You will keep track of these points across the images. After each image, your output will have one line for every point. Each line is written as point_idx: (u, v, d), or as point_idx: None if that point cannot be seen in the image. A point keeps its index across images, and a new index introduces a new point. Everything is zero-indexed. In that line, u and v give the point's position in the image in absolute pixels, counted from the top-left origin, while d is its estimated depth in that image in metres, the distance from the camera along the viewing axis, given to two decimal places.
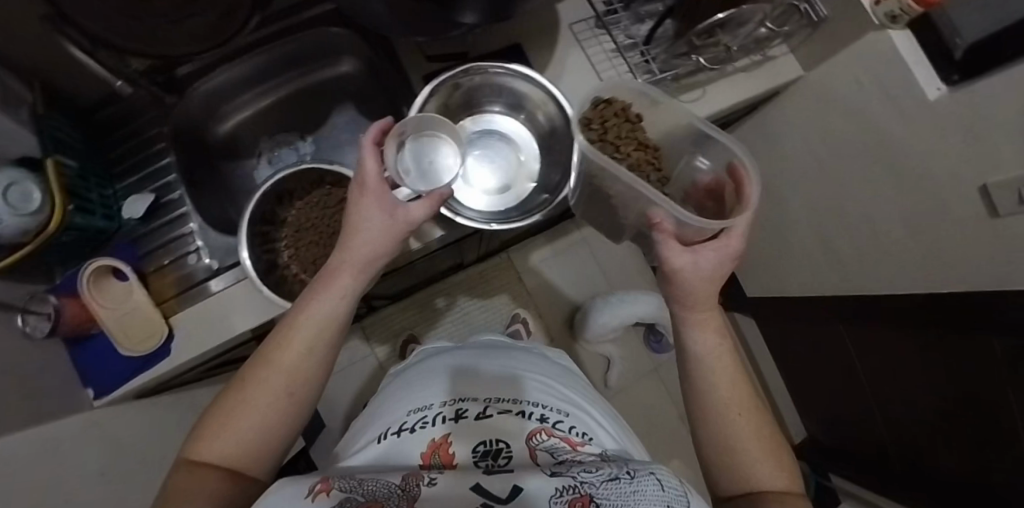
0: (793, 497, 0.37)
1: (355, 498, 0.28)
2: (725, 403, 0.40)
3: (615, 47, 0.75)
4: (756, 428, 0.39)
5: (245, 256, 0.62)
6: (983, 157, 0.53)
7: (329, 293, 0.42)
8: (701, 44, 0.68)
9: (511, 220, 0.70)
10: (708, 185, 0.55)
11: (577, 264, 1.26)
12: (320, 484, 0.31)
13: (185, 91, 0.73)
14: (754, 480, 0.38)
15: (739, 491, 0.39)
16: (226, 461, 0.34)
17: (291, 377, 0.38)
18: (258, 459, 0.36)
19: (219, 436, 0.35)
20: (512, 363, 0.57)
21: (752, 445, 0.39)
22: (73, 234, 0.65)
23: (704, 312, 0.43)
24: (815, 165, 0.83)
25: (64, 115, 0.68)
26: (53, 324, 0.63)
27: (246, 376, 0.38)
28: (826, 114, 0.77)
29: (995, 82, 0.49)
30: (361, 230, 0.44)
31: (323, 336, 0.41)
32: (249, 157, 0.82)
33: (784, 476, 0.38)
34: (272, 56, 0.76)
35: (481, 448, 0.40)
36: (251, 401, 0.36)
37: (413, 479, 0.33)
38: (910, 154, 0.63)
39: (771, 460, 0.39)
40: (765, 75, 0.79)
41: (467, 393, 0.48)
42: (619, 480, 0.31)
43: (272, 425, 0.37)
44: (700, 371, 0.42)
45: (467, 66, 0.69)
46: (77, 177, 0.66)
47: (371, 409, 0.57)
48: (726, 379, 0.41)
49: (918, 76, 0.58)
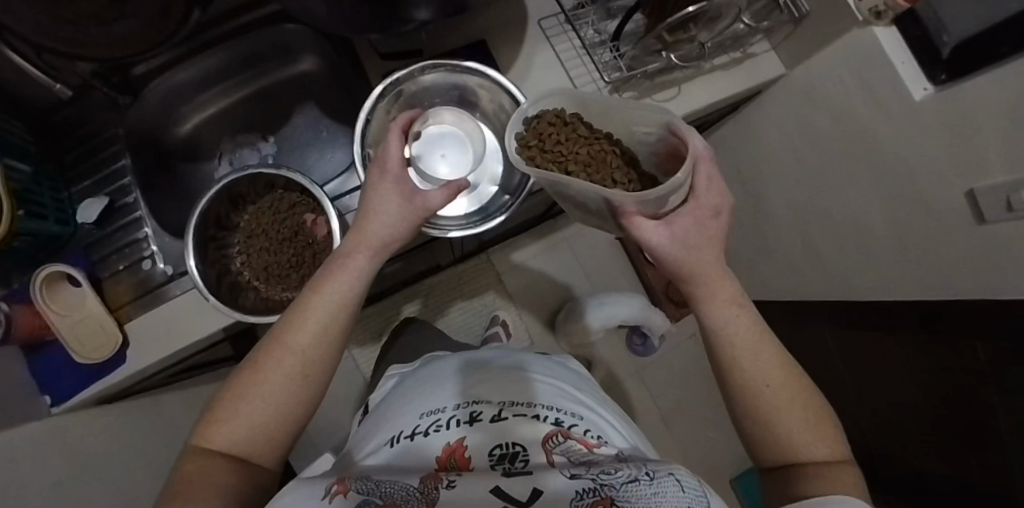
0: (843, 466, 0.33)
1: (371, 502, 0.30)
2: (753, 376, 0.36)
3: (583, 45, 0.73)
4: (792, 396, 0.36)
5: (191, 265, 0.59)
6: (974, 159, 0.63)
7: (341, 277, 0.46)
8: (673, 41, 0.66)
9: (471, 226, 0.67)
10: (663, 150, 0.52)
11: (559, 264, 1.32)
12: (337, 484, 0.34)
13: (140, 91, 0.72)
14: (801, 453, 0.35)
15: (786, 465, 0.35)
16: (236, 442, 0.38)
17: (298, 364, 0.42)
18: (264, 446, 0.40)
19: (227, 421, 0.39)
20: (525, 363, 0.55)
21: (790, 415, 0.35)
22: (25, 240, 0.64)
23: (720, 280, 0.39)
24: (811, 152, 0.89)
25: (14, 117, 0.67)
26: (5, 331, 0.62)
27: (260, 358, 0.42)
28: (805, 110, 0.87)
29: (998, 74, 0.56)
30: (379, 218, 0.49)
31: (335, 324, 0.44)
32: (209, 160, 0.81)
33: (831, 443, 0.35)
34: (231, 56, 0.75)
35: (498, 452, 0.39)
36: (262, 386, 0.40)
37: (432, 482, 0.34)
38: (927, 147, 0.69)
39: (815, 426, 0.35)
40: (744, 73, 0.82)
41: (480, 395, 0.47)
42: (640, 481, 0.32)
43: (279, 410, 0.40)
44: (726, 346, 0.37)
45: (416, 66, 0.66)
46: (30, 182, 0.65)
47: (374, 414, 0.55)
48: (753, 349, 0.37)
49: (907, 75, 0.68)
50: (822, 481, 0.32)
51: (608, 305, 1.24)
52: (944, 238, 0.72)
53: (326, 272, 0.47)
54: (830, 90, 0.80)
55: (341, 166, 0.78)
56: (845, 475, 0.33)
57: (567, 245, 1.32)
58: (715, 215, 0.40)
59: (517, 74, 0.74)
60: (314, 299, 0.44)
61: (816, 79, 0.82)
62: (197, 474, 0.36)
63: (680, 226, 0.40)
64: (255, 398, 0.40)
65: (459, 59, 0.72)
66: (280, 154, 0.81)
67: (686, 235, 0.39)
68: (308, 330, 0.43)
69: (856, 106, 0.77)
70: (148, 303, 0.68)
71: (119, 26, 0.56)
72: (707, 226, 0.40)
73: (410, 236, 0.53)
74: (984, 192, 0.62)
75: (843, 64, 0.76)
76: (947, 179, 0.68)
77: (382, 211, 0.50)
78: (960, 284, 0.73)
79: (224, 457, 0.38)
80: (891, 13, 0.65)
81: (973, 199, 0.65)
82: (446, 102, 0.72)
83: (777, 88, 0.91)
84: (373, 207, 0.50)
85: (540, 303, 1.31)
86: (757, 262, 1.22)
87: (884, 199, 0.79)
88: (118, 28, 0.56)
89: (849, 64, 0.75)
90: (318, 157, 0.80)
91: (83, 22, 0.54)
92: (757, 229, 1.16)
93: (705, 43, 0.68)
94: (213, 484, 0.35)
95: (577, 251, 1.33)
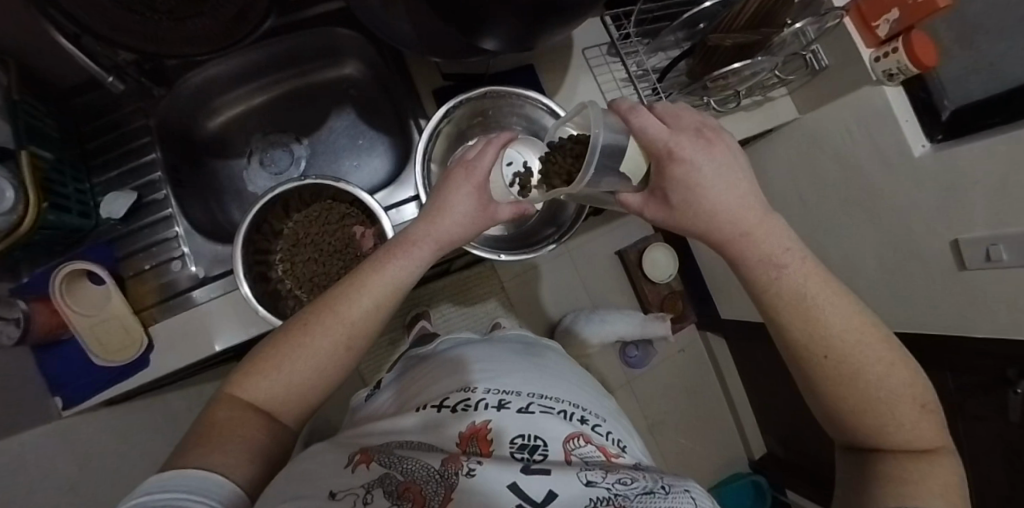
0: (931, 456, 0.35)
1: (392, 479, 0.31)
2: (822, 350, 0.37)
3: (627, 77, 0.77)
4: (872, 375, 0.36)
5: (247, 291, 0.59)
6: (959, 217, 0.72)
7: (401, 259, 0.45)
8: (712, 87, 0.72)
9: (518, 251, 0.72)
10: (669, 114, 0.42)
11: (560, 276, 1.38)
12: (360, 455, 0.36)
13: (175, 82, 0.69)
14: (889, 435, 0.36)
15: (872, 446, 0.37)
16: (259, 401, 0.38)
17: (343, 336, 0.40)
18: (291, 406, 0.39)
19: (261, 380, 0.38)
20: (546, 362, 0.55)
21: (864, 394, 0.36)
22: (47, 233, 0.60)
23: (766, 246, 0.38)
24: (810, 190, 0.98)
25: (40, 101, 0.63)
26: (22, 331, 0.59)
27: (310, 320, 0.41)
28: (809, 151, 0.95)
29: (992, 144, 0.65)
30: (451, 212, 0.49)
31: (385, 304, 0.43)
32: (238, 157, 0.79)
33: (930, 437, 0.36)
34: (271, 54, 0.73)
35: (519, 441, 0.38)
36: (307, 348, 0.39)
37: (454, 465, 0.33)
38: (918, 199, 0.77)
39: (915, 420, 0.36)
40: (759, 115, 0.90)
41: (513, 382, 0.47)
42: (654, 495, 0.33)
43: (315, 376, 0.40)
44: (809, 322, 0.37)
45: (486, 89, 0.69)
46: (53, 171, 0.61)
47: (405, 380, 0.57)
48: (842, 324, 0.37)
49: (909, 135, 0.76)
50: (891, 480, 0.34)
51: (607, 323, 1.31)
52: (927, 280, 0.80)
53: (387, 250, 0.46)
54: (836, 137, 0.88)
55: (380, 175, 0.78)
56: (933, 463, 0.35)
57: (569, 257, 1.39)
58: (670, 157, 0.39)
59: (561, 100, 0.77)
60: (374, 278, 0.43)
61: (824, 127, 0.89)
62: (230, 423, 0.35)
63: (655, 195, 0.43)
64: (298, 358, 0.39)
65: (510, 82, 0.74)
66: (315, 159, 0.81)
67: (664, 197, 0.42)
68: (361, 306, 0.42)
69: (857, 153, 0.85)
70: (176, 307, 0.66)
71: (188, 22, 0.59)
72: (676, 177, 0.39)
73: (471, 238, 0.52)
74: (968, 245, 0.71)
75: (852, 117, 0.83)
76: (936, 228, 0.76)
77: (451, 207, 0.49)
78: (936, 321, 0.82)
79: (256, 409, 0.37)
80: (902, 76, 0.73)
81: (957, 248, 0.73)
82: (510, 127, 0.74)
83: (785, 129, 0.98)
84: (446, 199, 0.49)
85: (541, 312, 1.35)
86: None
87: (874, 240, 0.88)
88: (186, 25, 0.59)
89: (857, 117, 0.83)
90: (355, 164, 0.80)
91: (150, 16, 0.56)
92: None
93: (739, 90, 0.74)
94: (240, 442, 0.34)
95: (578, 264, 1.40)
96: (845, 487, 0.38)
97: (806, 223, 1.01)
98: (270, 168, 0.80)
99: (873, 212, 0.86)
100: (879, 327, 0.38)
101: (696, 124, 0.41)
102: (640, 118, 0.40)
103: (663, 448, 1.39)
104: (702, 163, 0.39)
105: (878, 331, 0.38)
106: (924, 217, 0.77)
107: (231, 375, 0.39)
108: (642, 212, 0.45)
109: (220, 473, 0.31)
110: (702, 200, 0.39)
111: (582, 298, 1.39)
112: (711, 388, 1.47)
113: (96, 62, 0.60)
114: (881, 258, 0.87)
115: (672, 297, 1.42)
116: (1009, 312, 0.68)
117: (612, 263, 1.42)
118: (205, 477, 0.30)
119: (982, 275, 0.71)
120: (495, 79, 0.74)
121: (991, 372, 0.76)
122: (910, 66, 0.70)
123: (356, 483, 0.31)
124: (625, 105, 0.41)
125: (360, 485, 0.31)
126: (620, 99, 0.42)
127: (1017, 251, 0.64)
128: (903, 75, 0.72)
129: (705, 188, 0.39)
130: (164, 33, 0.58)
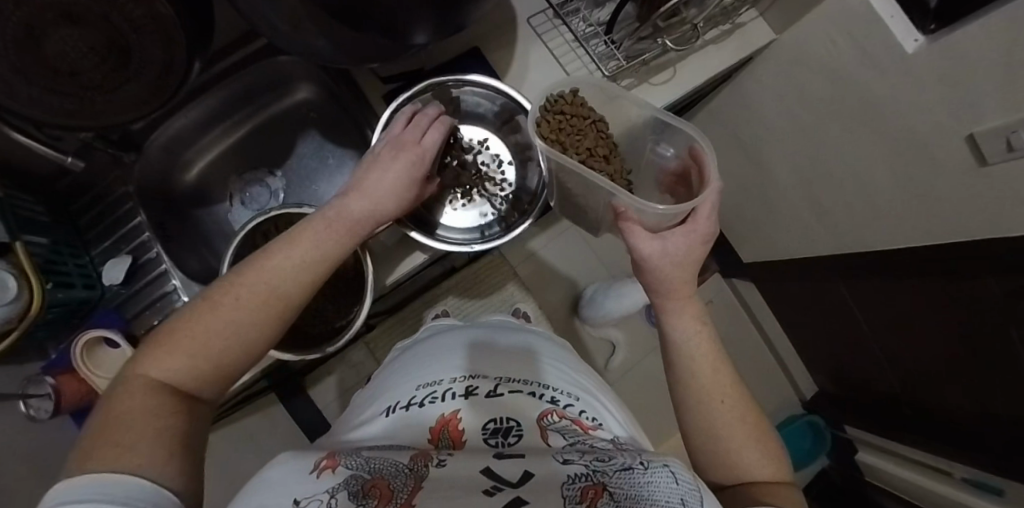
0: (783, 486, 0.38)
1: (359, 478, 0.33)
2: (705, 379, 0.42)
3: (576, 37, 0.74)
4: (738, 412, 0.41)
5: None
6: (970, 111, 0.64)
7: (320, 226, 0.45)
8: (666, 25, 0.69)
9: (494, 237, 0.72)
10: (676, 172, 0.59)
11: (570, 249, 1.37)
12: (325, 461, 0.37)
13: (144, 146, 0.73)
14: (745, 470, 0.39)
15: (739, 481, 0.39)
16: (176, 379, 0.33)
17: (260, 294, 0.38)
18: (211, 378, 0.36)
19: (172, 353, 0.34)
20: (513, 341, 0.57)
21: (739, 432, 0.40)
22: (57, 310, 0.65)
23: (686, 311, 0.45)
24: (804, 111, 0.92)
25: (25, 192, 0.67)
26: (56, 404, 0.65)
27: (229, 289, 0.38)
28: (795, 71, 0.88)
29: (990, 20, 0.57)
30: (374, 186, 0.50)
31: (314, 271, 0.42)
32: (221, 202, 0.82)
33: (774, 470, 0.39)
34: (225, 95, 0.75)
35: (492, 426, 0.42)
36: (230, 316, 0.36)
37: (422, 459, 0.36)
38: (918, 98, 0.71)
39: (765, 454, 0.40)
40: (733, 45, 0.84)
41: (481, 369, 0.49)
42: (632, 471, 0.35)
43: (237, 346, 0.36)
44: (692, 361, 0.43)
45: (421, 85, 0.69)
46: (51, 253, 0.65)
47: (374, 385, 0.57)
48: (723, 376, 0.43)
49: (898, 31, 0.68)
50: (765, 494, 0.36)
51: (625, 296, 1.22)
52: (946, 183, 0.74)
53: (310, 222, 0.45)
54: (820, 51, 0.81)
55: None
56: (785, 491, 0.37)
57: (574, 229, 1.38)
58: (702, 241, 0.47)
59: (514, 78, 0.75)
60: (285, 243, 0.42)
61: (805, 42, 0.82)
62: (151, 406, 0.31)
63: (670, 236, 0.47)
64: (213, 325, 0.36)
65: (458, 71, 0.73)
66: (291, 187, 0.82)
67: (664, 249, 0.46)
68: (268, 266, 0.40)
69: (846, 61, 0.78)
70: None
71: (121, 91, 0.62)
72: (695, 249, 0.47)
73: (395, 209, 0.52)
74: (984, 139, 0.64)
75: (832, 26, 0.77)
76: (945, 125, 0.69)
77: (376, 182, 0.50)
78: (964, 226, 0.75)
79: (172, 387, 0.33)
80: None
81: (974, 143, 0.66)
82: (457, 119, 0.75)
83: (765, 54, 0.92)
84: (367, 177, 0.51)
85: (558, 290, 1.36)
86: (761, 224, 1.25)
87: (884, 153, 0.81)
88: (120, 94, 0.62)
89: (836, 23, 0.76)
90: (328, 184, 0.81)
91: (84, 93, 0.60)
92: (765, 195, 1.17)
93: (697, 23, 0.70)
94: None
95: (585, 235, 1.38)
96: None
97: (809, 147, 0.95)
98: (252, 206, 0.81)
99: (875, 122, 0.79)
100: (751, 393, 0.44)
101: (706, 230, 0.47)
102: (702, 208, 0.46)
103: None
104: (703, 250, 0.47)
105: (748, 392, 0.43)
106: (930, 115, 0.70)
107: (138, 353, 0.34)
108: (632, 240, 0.48)
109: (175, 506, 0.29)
110: (687, 260, 0.46)
111: (596, 270, 1.38)
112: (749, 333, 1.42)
113: (54, 146, 0.67)
114: (894, 169, 0.81)
115: None
116: None
117: None
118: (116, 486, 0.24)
119: (1005, 167, 0.64)
120: (442, 71, 0.72)
121: None
122: None
123: (320, 490, 0.33)
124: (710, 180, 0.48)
125: (324, 491, 0.32)
126: (715, 161, 0.49)
127: None
128: None
129: (695, 256, 0.47)
130: (101, 106, 0.62)
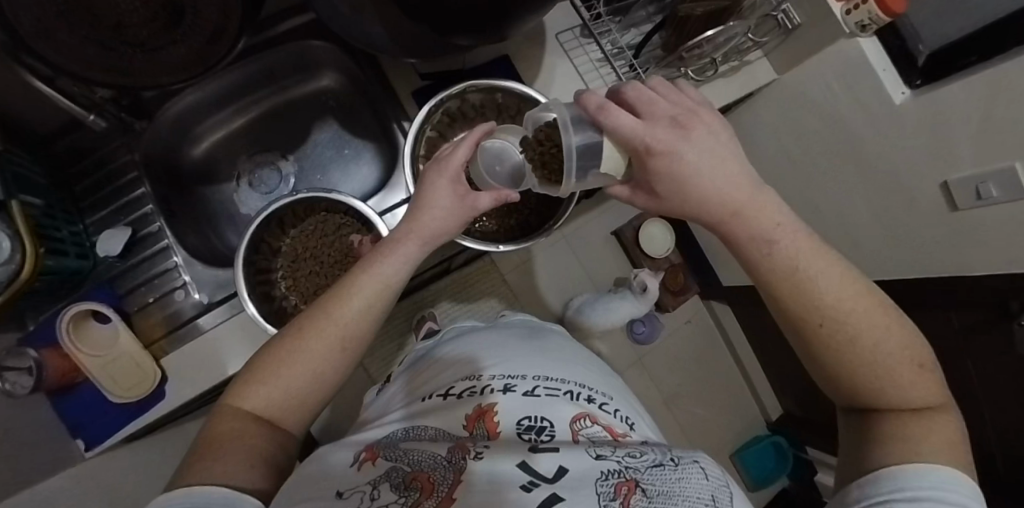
0: (926, 412, 0.34)
1: (399, 469, 0.33)
2: (813, 307, 0.36)
3: (603, 56, 0.77)
4: (862, 324, 0.35)
5: (254, 311, 0.61)
6: (945, 162, 0.72)
7: (390, 257, 0.42)
8: (688, 57, 0.73)
9: (517, 241, 0.74)
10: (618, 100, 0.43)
11: (561, 262, 1.40)
12: (365, 453, 0.37)
13: (154, 114, 0.69)
14: (878, 395, 0.35)
15: (871, 407, 0.36)
16: (267, 408, 0.35)
17: (335, 339, 0.38)
18: (295, 410, 0.37)
19: (262, 387, 0.36)
20: (546, 345, 0.56)
21: (862, 354, 0.35)
22: (47, 278, 0.60)
23: (761, 220, 0.37)
24: (796, 147, 0.99)
25: (22, 150, 0.63)
26: (37, 380, 0.60)
27: (303, 325, 0.38)
28: (792, 109, 0.95)
29: (971, 80, 0.64)
30: (431, 207, 0.45)
31: (379, 306, 0.40)
32: (226, 181, 0.79)
33: (921, 389, 0.35)
34: (249, 74, 0.74)
35: (526, 423, 0.41)
36: (307, 351, 0.37)
37: (460, 451, 0.36)
38: (897, 144, 0.79)
39: (910, 371, 0.35)
40: (740, 80, 0.90)
41: (517, 367, 0.48)
42: (664, 467, 0.36)
43: (313, 380, 0.37)
44: (805, 274, 0.36)
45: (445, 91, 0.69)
46: (45, 215, 0.62)
47: (403, 379, 0.58)
48: (839, 284, 0.36)
49: (888, 83, 0.76)
50: (903, 428, 0.33)
51: (612, 309, 1.25)
52: (919, 224, 0.81)
53: (376, 250, 0.43)
54: (818, 94, 0.88)
55: (369, 183, 0.79)
56: (928, 421, 0.33)
57: (567, 243, 1.40)
58: (645, 148, 0.37)
59: (540, 88, 0.77)
60: (354, 277, 0.41)
61: (804, 84, 0.89)
62: (235, 442, 0.33)
63: (644, 187, 0.42)
64: (293, 364, 0.36)
65: (486, 75, 0.75)
66: (303, 173, 0.81)
67: (649, 188, 0.41)
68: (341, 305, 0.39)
69: (838, 105, 0.86)
70: (183, 336, 0.67)
71: (163, 52, 0.62)
72: (656, 167, 0.37)
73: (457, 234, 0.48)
74: (957, 186, 0.71)
75: (830, 71, 0.84)
76: (925, 171, 0.76)
77: (436, 201, 0.45)
78: (935, 264, 0.82)
79: (257, 419, 0.35)
80: (874, 26, 0.72)
81: (947, 189, 0.73)
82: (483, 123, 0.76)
83: (765, 91, 0.98)
84: (427, 195, 0.45)
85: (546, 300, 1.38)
86: None
87: (865, 193, 0.89)
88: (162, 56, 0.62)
89: (835, 72, 0.83)
90: (342, 173, 0.81)
91: (124, 48, 0.60)
92: None
93: (715, 57, 0.75)
94: (253, 445, 0.33)
95: (576, 249, 1.41)
96: (848, 447, 0.36)
97: (796, 180, 1.03)
98: (260, 189, 0.80)
99: (859, 164, 0.87)
100: (876, 290, 0.37)
101: (673, 108, 0.38)
102: (633, 90, 0.39)
103: (680, 419, 1.42)
104: (683, 152, 0.36)
105: (873, 295, 0.36)
106: (908, 160, 0.78)
107: (231, 383, 0.37)
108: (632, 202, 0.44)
109: (226, 484, 0.29)
110: (688, 179, 0.37)
111: (583, 283, 1.41)
112: (723, 354, 1.50)
113: (75, 102, 0.64)
114: (872, 208, 0.89)
115: (673, 270, 1.44)
116: (1005, 246, 0.69)
117: (609, 244, 1.43)
118: (214, 492, 0.28)
119: (972, 213, 0.71)
120: (473, 74, 0.74)
121: (992, 307, 0.77)
122: (880, 15, 0.69)
123: (363, 481, 0.32)
124: (591, 104, 0.39)
125: (367, 482, 0.32)
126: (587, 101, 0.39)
127: (1006, 186, 0.64)
128: (875, 25, 0.71)
129: (687, 174, 0.37)
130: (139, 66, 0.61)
